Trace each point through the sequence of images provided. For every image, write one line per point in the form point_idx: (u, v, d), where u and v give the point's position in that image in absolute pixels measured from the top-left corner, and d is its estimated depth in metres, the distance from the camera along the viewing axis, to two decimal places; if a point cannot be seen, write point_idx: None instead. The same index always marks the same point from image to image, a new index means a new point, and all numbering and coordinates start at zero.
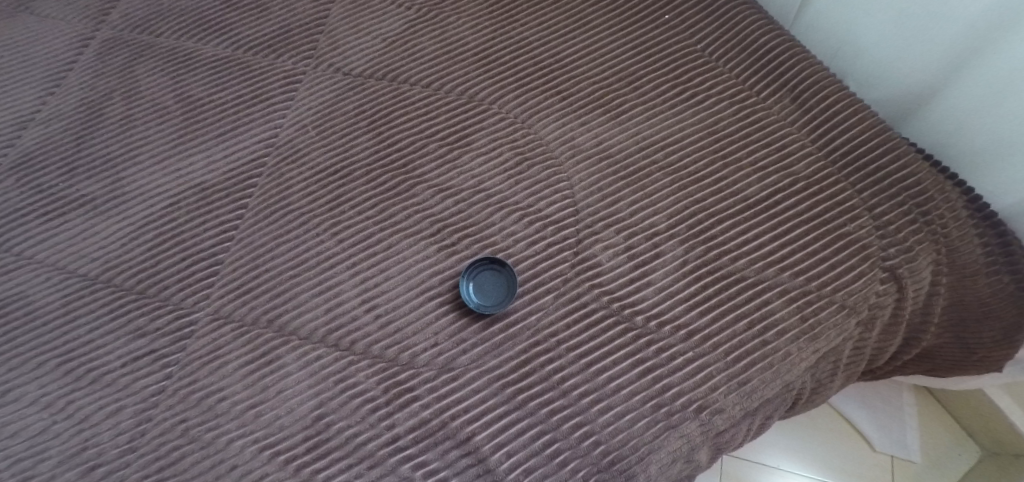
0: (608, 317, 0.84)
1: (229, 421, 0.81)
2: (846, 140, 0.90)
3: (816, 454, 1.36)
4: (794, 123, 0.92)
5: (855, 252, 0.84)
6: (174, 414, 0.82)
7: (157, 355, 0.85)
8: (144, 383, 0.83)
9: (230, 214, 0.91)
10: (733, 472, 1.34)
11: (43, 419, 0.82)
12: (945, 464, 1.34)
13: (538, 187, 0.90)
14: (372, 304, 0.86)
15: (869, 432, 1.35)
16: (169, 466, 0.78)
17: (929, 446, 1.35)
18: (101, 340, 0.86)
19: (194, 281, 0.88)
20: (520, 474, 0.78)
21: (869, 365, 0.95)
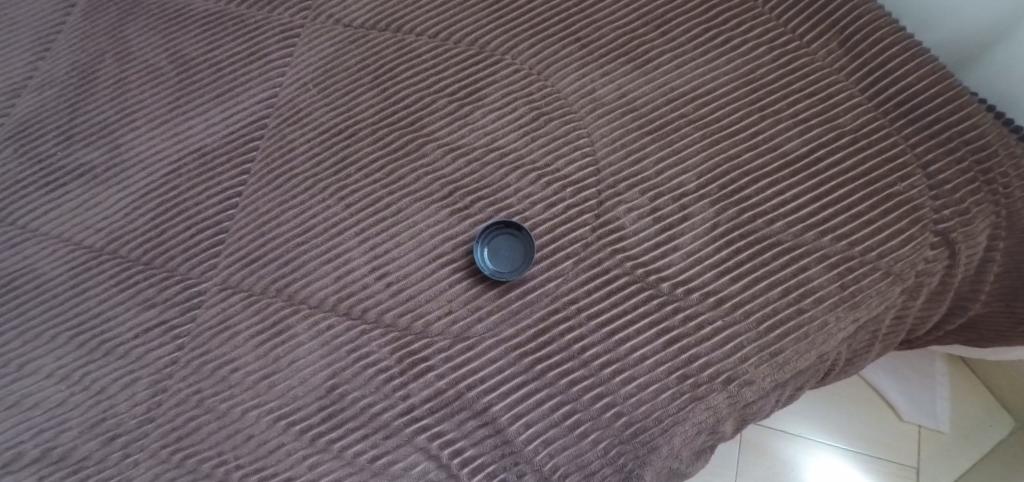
0: (632, 285, 0.79)
1: (243, 392, 0.79)
2: (900, 89, 0.81)
3: (840, 423, 1.27)
4: (842, 70, 0.83)
5: (905, 214, 0.77)
6: (188, 384, 0.80)
7: (167, 326, 0.82)
8: (156, 354, 0.81)
9: (233, 180, 0.86)
10: (753, 441, 1.27)
11: (60, 391, 0.81)
12: (977, 438, 1.24)
13: (556, 145, 0.84)
14: (383, 272, 0.82)
15: (898, 402, 1.26)
16: (187, 436, 0.78)
17: (962, 418, 1.26)
18: (110, 312, 0.83)
19: (200, 250, 0.84)
20: (539, 445, 0.76)
21: (909, 335, 0.88)
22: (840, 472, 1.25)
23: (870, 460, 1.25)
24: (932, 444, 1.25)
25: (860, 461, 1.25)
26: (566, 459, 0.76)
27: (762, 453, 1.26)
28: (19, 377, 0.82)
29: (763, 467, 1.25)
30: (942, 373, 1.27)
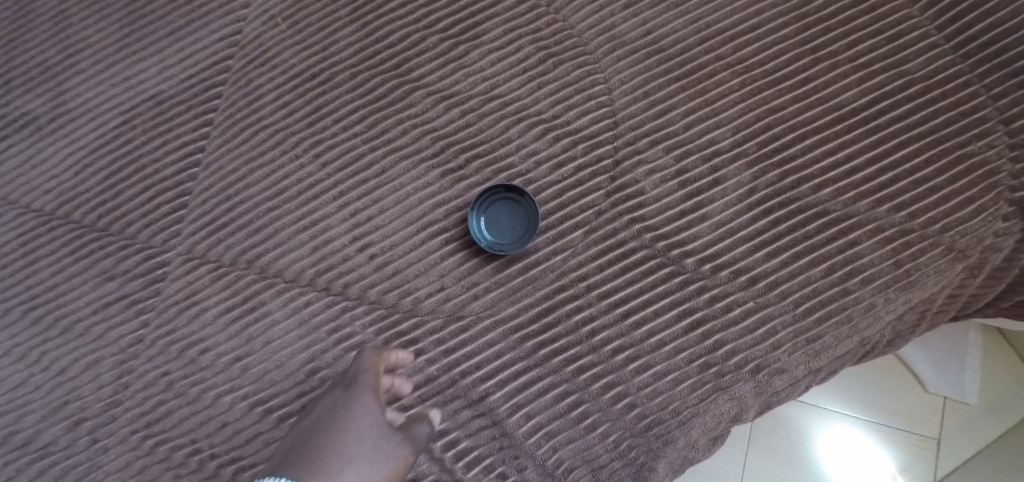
0: (651, 259, 0.68)
1: (216, 375, 0.69)
2: (988, 26, 0.67)
3: (854, 392, 0.93)
4: (915, 5, 0.70)
5: (977, 180, 0.66)
6: (156, 366, 0.70)
7: (129, 300, 0.72)
8: (119, 332, 0.71)
9: (195, 132, 0.75)
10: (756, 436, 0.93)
11: (19, 371, 0.71)
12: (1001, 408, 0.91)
13: (566, 93, 0.72)
14: (365, 242, 0.71)
15: (926, 368, 0.91)
16: (157, 422, 0.68)
17: (1000, 382, 0.91)
18: (65, 284, 0.73)
19: (162, 214, 0.74)
20: (541, 438, 0.66)
21: (964, 309, 0.71)
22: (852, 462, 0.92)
23: (889, 438, 0.92)
24: (963, 417, 0.91)
25: (877, 438, 0.92)
26: (571, 454, 0.65)
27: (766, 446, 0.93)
28: None
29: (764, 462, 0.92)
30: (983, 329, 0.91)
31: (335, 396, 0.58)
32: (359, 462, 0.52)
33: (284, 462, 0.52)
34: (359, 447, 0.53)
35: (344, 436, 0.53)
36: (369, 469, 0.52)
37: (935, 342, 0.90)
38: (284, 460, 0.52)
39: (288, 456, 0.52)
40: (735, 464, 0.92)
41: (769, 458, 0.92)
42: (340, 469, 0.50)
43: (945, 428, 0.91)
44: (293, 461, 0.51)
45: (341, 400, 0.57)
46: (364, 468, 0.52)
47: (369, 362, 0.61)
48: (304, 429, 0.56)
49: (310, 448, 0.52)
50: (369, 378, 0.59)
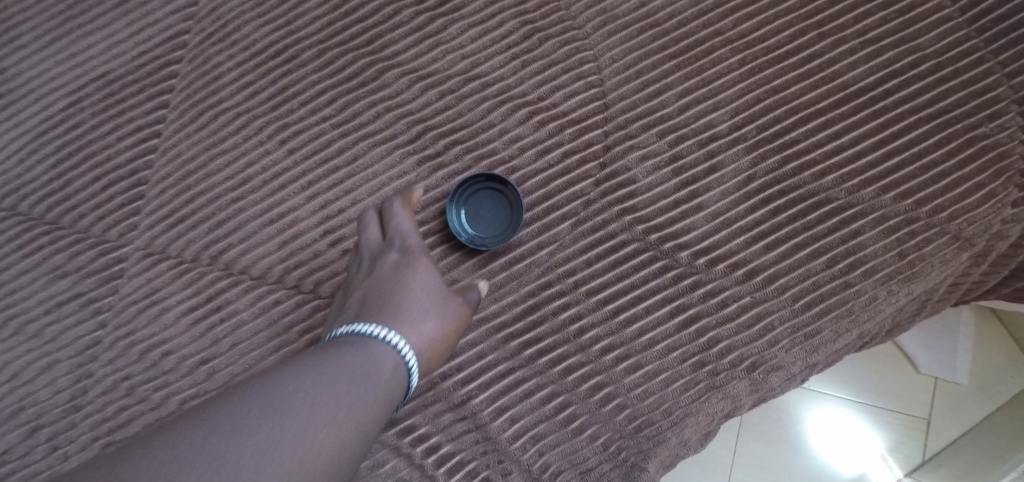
0: (644, 253, 0.63)
1: (179, 380, 0.63)
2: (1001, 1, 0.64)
3: (851, 378, 0.86)
4: None
5: (988, 165, 0.62)
6: (114, 370, 0.64)
7: (85, 300, 0.65)
8: (74, 334, 0.65)
9: (150, 116, 0.69)
10: (754, 427, 0.85)
11: None
12: (993, 389, 0.84)
13: (553, 73, 0.67)
14: (337, 236, 0.66)
15: (919, 347, 0.83)
16: (119, 429, 0.62)
17: (990, 363, 0.85)
18: (14, 282, 0.66)
19: (117, 206, 0.67)
20: (526, 442, 0.61)
21: (966, 294, 0.65)
22: (849, 451, 0.84)
23: (879, 418, 0.84)
24: (954, 398, 0.84)
25: (867, 417, 0.84)
26: (558, 457, 0.61)
27: (763, 438, 0.85)
28: None
29: (761, 455, 0.84)
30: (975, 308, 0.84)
31: (383, 253, 0.58)
32: (435, 308, 0.54)
33: (358, 309, 0.53)
34: (428, 294, 0.55)
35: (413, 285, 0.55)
36: (442, 313, 0.55)
37: (927, 322, 0.82)
38: (361, 308, 0.53)
39: (359, 304, 0.53)
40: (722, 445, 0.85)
41: (754, 439, 0.85)
42: (420, 312, 0.53)
43: (935, 408, 0.84)
44: (372, 306, 0.52)
45: (393, 257, 0.57)
46: (438, 313, 0.54)
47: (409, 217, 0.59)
48: (364, 280, 0.56)
49: (382, 297, 0.53)
50: (414, 232, 0.59)
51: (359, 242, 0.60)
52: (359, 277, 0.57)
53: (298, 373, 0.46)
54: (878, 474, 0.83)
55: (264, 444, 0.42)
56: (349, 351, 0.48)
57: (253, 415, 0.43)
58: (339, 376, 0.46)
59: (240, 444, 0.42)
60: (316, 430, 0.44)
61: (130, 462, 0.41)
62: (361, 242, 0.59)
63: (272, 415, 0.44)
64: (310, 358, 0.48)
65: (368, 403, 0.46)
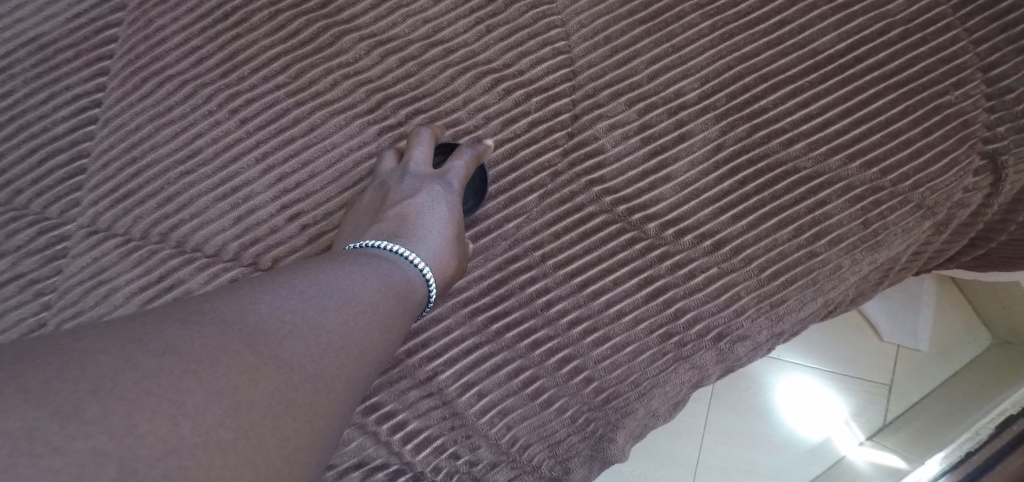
0: (612, 225, 0.62)
1: None
2: None
3: (820, 343, 0.90)
4: None
5: (952, 132, 0.62)
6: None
7: (23, 282, 0.61)
8: (13, 318, 0.60)
9: (88, 84, 0.64)
10: (725, 395, 0.88)
11: None
12: (949, 355, 0.90)
13: (520, 39, 0.65)
14: (296, 211, 0.63)
15: (882, 314, 0.89)
16: None
17: (945, 331, 0.91)
18: None
19: (56, 181, 0.63)
20: (494, 417, 0.60)
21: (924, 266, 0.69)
22: (816, 415, 0.87)
23: (846, 383, 0.89)
24: (912, 364, 0.90)
25: (831, 383, 0.88)
26: (526, 431, 0.60)
27: (733, 405, 0.88)
28: None
29: (731, 422, 0.87)
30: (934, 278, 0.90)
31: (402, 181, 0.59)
32: (459, 247, 0.57)
33: (397, 223, 0.55)
34: (458, 235, 0.57)
35: (450, 222, 0.57)
36: (462, 253, 0.57)
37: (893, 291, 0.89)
38: (397, 221, 0.55)
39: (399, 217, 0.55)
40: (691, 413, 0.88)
41: (723, 406, 0.88)
42: (436, 241, 0.55)
43: (896, 374, 0.89)
44: (394, 226, 0.54)
45: (436, 186, 0.58)
46: (460, 255, 0.57)
47: (470, 157, 0.60)
48: (405, 194, 0.57)
49: (419, 221, 0.55)
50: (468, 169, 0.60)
51: (407, 155, 0.60)
52: (400, 186, 0.58)
53: (352, 270, 0.47)
54: (841, 437, 0.86)
55: (330, 317, 0.42)
56: (383, 263, 0.50)
57: (322, 291, 0.44)
58: (388, 284, 0.48)
59: (315, 317, 0.42)
60: (372, 320, 0.45)
61: (201, 321, 0.39)
62: (411, 154, 0.60)
63: (337, 296, 0.44)
64: (358, 261, 0.49)
65: (408, 311, 0.49)
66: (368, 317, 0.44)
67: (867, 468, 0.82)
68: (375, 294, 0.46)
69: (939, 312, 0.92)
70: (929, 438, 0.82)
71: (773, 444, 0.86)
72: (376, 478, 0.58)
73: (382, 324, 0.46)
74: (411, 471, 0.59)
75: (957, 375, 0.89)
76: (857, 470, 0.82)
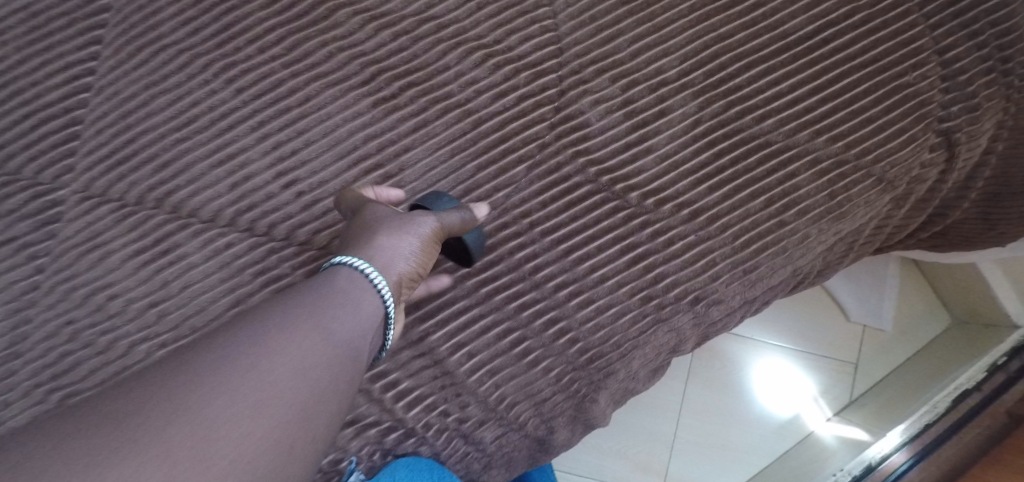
0: (596, 195, 0.66)
1: (128, 323, 0.62)
2: None
3: (794, 327, 1.07)
4: None
5: (909, 112, 0.67)
6: (57, 315, 0.61)
7: (18, 244, 0.62)
8: (9, 279, 0.62)
9: (80, 52, 0.65)
10: (702, 374, 1.05)
11: None
12: (913, 333, 1.09)
13: (509, 16, 0.67)
14: (292, 178, 0.65)
15: (851, 297, 1.07)
16: (64, 374, 0.60)
17: (908, 314, 1.09)
18: None
19: (48, 147, 0.64)
20: (483, 375, 0.64)
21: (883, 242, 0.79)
22: (788, 391, 1.04)
23: (818, 363, 1.06)
24: (878, 344, 1.07)
25: (803, 364, 1.06)
26: (514, 389, 0.65)
27: (709, 383, 1.04)
28: None
29: (708, 398, 1.04)
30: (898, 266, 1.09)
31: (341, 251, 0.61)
32: (402, 226, 0.57)
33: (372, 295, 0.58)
34: (392, 225, 0.57)
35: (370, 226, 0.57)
36: (412, 224, 0.57)
37: (857, 278, 1.07)
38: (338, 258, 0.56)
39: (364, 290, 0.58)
40: (674, 395, 1.04)
41: (699, 386, 1.05)
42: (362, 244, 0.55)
43: (862, 352, 1.07)
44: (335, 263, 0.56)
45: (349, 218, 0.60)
46: (407, 230, 0.57)
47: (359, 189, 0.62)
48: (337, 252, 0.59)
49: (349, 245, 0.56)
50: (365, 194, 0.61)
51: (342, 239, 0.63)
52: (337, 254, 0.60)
53: (310, 289, 0.53)
54: (809, 413, 1.03)
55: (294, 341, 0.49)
56: (335, 278, 0.54)
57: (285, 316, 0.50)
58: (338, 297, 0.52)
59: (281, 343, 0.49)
60: (332, 330, 0.51)
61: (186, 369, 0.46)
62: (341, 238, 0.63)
63: (299, 318, 0.50)
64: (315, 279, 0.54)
65: (369, 309, 0.54)
66: (328, 331, 0.51)
67: (835, 441, 0.99)
68: (333, 305, 0.52)
69: (903, 300, 1.10)
70: (895, 404, 1.00)
71: (747, 423, 1.03)
72: (369, 435, 0.62)
73: (345, 332, 0.52)
74: (404, 427, 0.63)
75: (918, 353, 1.07)
76: (823, 444, 1.00)
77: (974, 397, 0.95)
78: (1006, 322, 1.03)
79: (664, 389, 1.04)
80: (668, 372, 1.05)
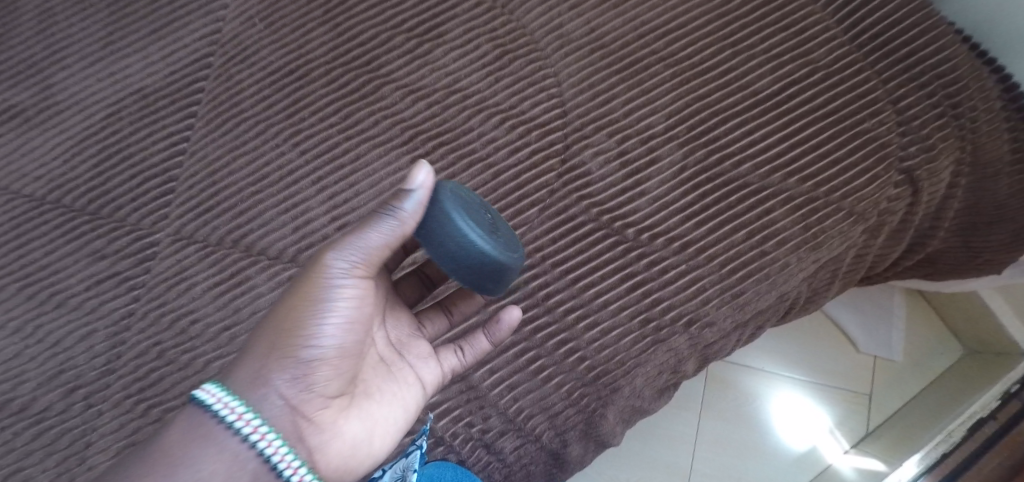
0: (598, 231, 0.78)
1: (205, 343, 0.74)
2: (876, 20, 0.80)
3: (808, 359, 1.20)
4: (817, 2, 0.82)
5: (871, 153, 0.78)
6: (146, 336, 0.74)
7: (121, 277, 0.76)
8: (111, 306, 0.75)
9: (178, 124, 0.81)
10: (717, 406, 1.17)
11: (14, 344, 0.75)
12: (925, 363, 1.20)
13: (522, 86, 0.81)
14: (344, 222, 0.78)
15: (858, 329, 1.20)
16: (150, 387, 0.72)
17: (919, 347, 1.21)
18: (58, 263, 0.77)
19: (150, 200, 0.79)
20: (503, 389, 0.76)
21: (870, 270, 0.90)
22: (804, 420, 1.15)
23: (833, 394, 1.18)
24: (891, 376, 1.19)
25: (817, 397, 1.17)
26: (530, 403, 0.75)
27: (723, 413, 1.16)
28: None
29: (724, 429, 1.15)
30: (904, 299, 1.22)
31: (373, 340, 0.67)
32: (284, 327, 0.56)
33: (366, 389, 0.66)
34: (276, 324, 0.57)
35: (262, 345, 0.57)
36: (300, 310, 0.56)
37: (865, 312, 1.19)
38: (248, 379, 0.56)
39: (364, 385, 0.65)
40: (689, 426, 1.16)
41: (713, 417, 1.16)
42: (254, 370, 0.56)
43: (874, 383, 1.18)
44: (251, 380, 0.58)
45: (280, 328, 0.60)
46: (289, 326, 0.56)
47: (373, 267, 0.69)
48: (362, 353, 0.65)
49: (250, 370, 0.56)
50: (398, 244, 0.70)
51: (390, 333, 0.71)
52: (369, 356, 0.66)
53: (179, 433, 0.53)
54: (827, 446, 1.14)
55: None
56: (198, 422, 0.53)
57: (147, 471, 0.51)
58: (194, 448, 0.52)
59: None
60: None
61: None
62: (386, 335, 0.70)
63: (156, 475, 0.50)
64: (185, 420, 0.54)
65: (227, 463, 0.52)
66: None
67: (853, 472, 1.08)
68: (192, 457, 0.52)
69: (913, 333, 1.22)
70: (911, 430, 1.10)
71: (764, 454, 1.14)
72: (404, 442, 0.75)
73: None
74: (434, 437, 0.75)
75: (931, 383, 1.18)
76: (840, 473, 1.09)
77: (991, 426, 1.02)
78: (1014, 348, 1.12)
79: (681, 420, 1.16)
80: (684, 406, 1.17)
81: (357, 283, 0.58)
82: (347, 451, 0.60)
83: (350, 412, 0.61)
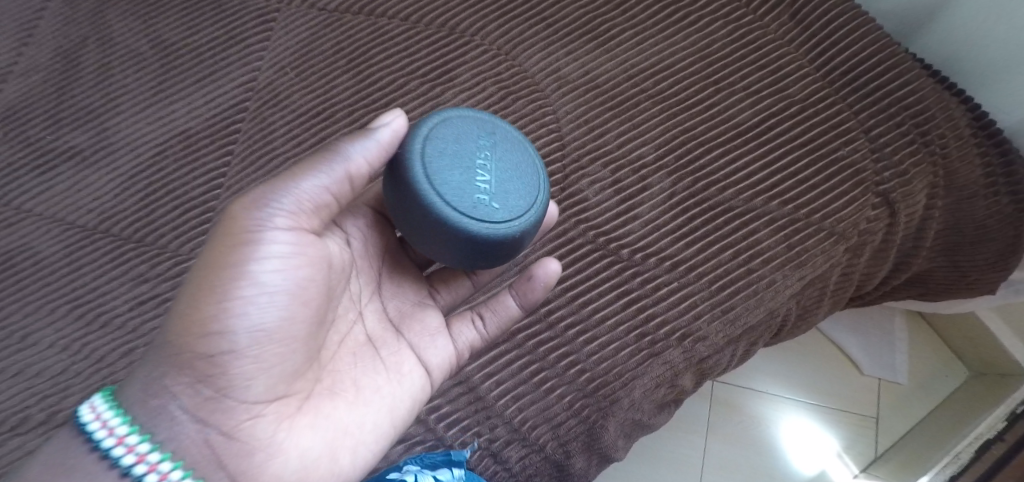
0: (595, 252, 0.85)
1: None
2: (845, 58, 0.88)
3: (814, 383, 1.25)
4: (792, 42, 0.90)
5: (847, 179, 0.84)
6: None
7: (161, 299, 0.83)
8: (151, 326, 0.81)
9: (216, 161, 0.90)
10: (722, 429, 1.22)
11: (60, 361, 0.79)
12: (932, 387, 1.24)
13: (524, 124, 0.89)
14: None
15: (861, 351, 1.25)
16: None
17: (926, 371, 1.26)
18: (104, 286, 0.83)
19: (189, 228, 0.86)
20: (509, 400, 0.81)
21: (858, 289, 0.96)
22: (812, 443, 1.20)
23: (841, 418, 1.23)
24: (897, 400, 1.24)
25: (825, 421, 1.22)
26: (534, 413, 0.81)
27: (728, 437, 1.21)
28: (19, 348, 0.80)
29: (731, 452, 1.20)
30: (907, 322, 1.27)
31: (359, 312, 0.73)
32: (183, 340, 0.57)
33: (324, 380, 0.67)
34: (177, 333, 0.58)
35: (161, 362, 0.58)
36: (198, 311, 0.57)
37: (867, 334, 1.25)
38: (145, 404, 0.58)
39: (333, 374, 0.69)
40: (697, 450, 1.21)
41: (718, 440, 1.21)
42: (157, 389, 0.58)
43: (880, 406, 1.23)
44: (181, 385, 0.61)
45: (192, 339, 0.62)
46: (187, 322, 0.57)
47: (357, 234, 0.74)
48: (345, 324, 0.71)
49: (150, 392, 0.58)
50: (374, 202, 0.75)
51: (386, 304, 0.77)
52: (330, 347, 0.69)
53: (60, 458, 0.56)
54: (836, 470, 1.18)
55: None
56: (79, 450, 0.56)
57: None
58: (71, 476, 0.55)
59: None
60: None
61: None
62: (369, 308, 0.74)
63: None
64: (69, 443, 0.56)
65: None
66: None
67: None
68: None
69: (920, 357, 1.27)
70: (920, 453, 1.14)
71: (773, 477, 1.19)
72: (416, 450, 0.79)
73: None
74: (443, 445, 0.79)
75: (939, 406, 1.22)
76: None
77: (999, 447, 1.04)
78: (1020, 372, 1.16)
79: (688, 444, 1.21)
80: (691, 430, 1.22)
81: (284, 237, 0.60)
82: (295, 457, 0.62)
83: (297, 418, 0.63)
